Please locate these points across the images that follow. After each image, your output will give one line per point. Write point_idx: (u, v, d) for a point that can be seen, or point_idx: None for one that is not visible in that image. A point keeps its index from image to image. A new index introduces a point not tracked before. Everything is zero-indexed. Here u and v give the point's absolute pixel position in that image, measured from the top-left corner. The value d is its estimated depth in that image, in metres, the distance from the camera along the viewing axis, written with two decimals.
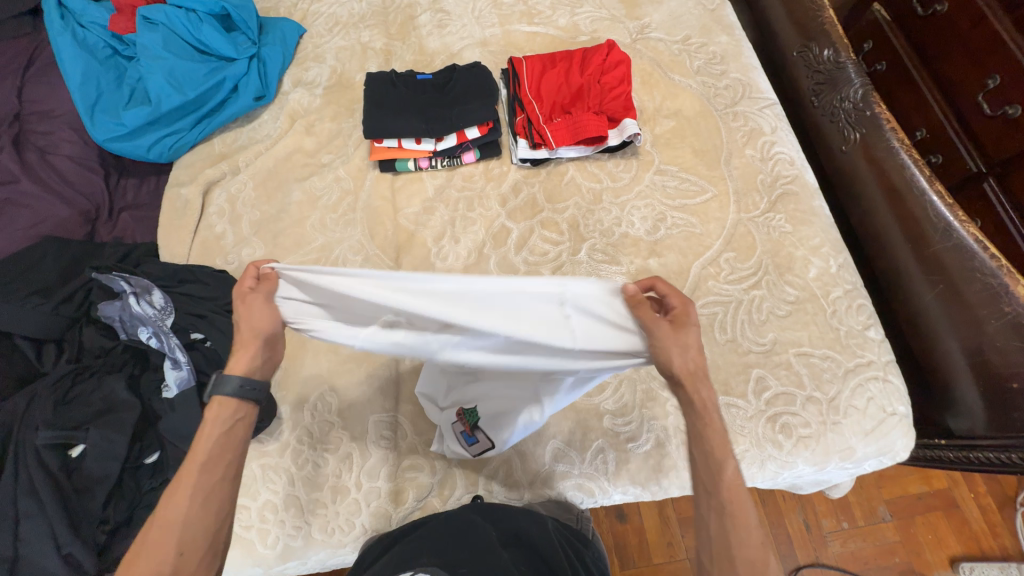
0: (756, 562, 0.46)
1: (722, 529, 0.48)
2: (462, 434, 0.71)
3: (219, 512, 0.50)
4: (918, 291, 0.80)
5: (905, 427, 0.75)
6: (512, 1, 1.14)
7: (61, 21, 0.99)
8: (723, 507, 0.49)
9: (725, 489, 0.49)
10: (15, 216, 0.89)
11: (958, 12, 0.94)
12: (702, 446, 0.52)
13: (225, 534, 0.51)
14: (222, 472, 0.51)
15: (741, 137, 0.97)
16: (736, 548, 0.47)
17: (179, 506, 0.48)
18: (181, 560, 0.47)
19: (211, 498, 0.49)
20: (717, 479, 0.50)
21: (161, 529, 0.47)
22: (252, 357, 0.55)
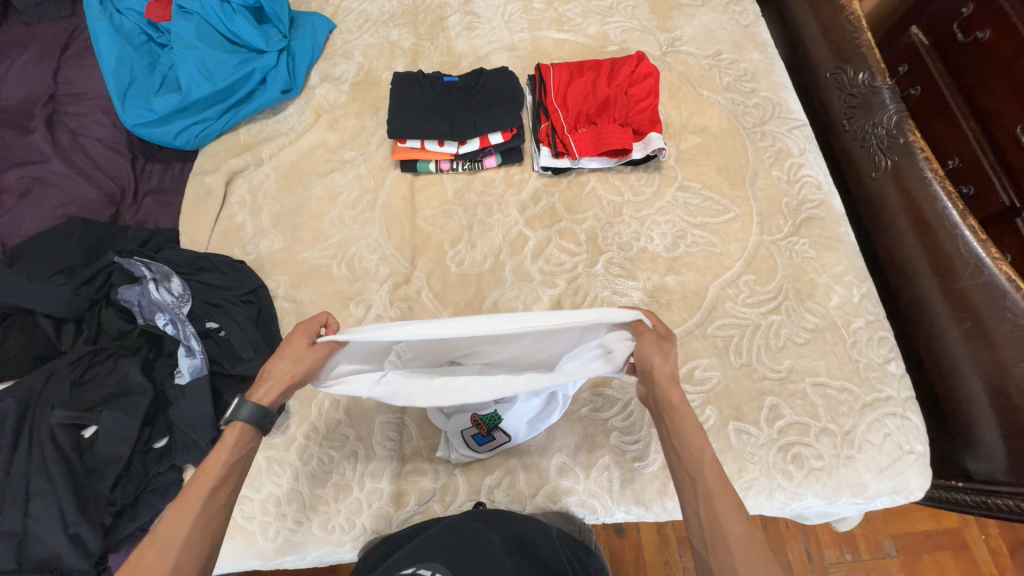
0: (745, 538, 0.45)
1: (709, 513, 0.47)
2: (476, 436, 0.73)
3: (211, 539, 0.50)
4: (944, 327, 0.78)
5: (921, 467, 0.73)
6: (543, 7, 1.14)
7: (100, 7, 1.01)
8: (709, 495, 0.48)
9: (706, 472, 0.49)
10: (44, 195, 0.91)
11: (1000, 40, 0.91)
12: (681, 436, 0.53)
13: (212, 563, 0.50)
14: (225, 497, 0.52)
15: (769, 158, 0.95)
16: (727, 526, 0.46)
17: (180, 527, 0.48)
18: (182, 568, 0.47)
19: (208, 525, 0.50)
20: (698, 469, 0.50)
21: (161, 546, 0.47)
22: (272, 390, 0.57)
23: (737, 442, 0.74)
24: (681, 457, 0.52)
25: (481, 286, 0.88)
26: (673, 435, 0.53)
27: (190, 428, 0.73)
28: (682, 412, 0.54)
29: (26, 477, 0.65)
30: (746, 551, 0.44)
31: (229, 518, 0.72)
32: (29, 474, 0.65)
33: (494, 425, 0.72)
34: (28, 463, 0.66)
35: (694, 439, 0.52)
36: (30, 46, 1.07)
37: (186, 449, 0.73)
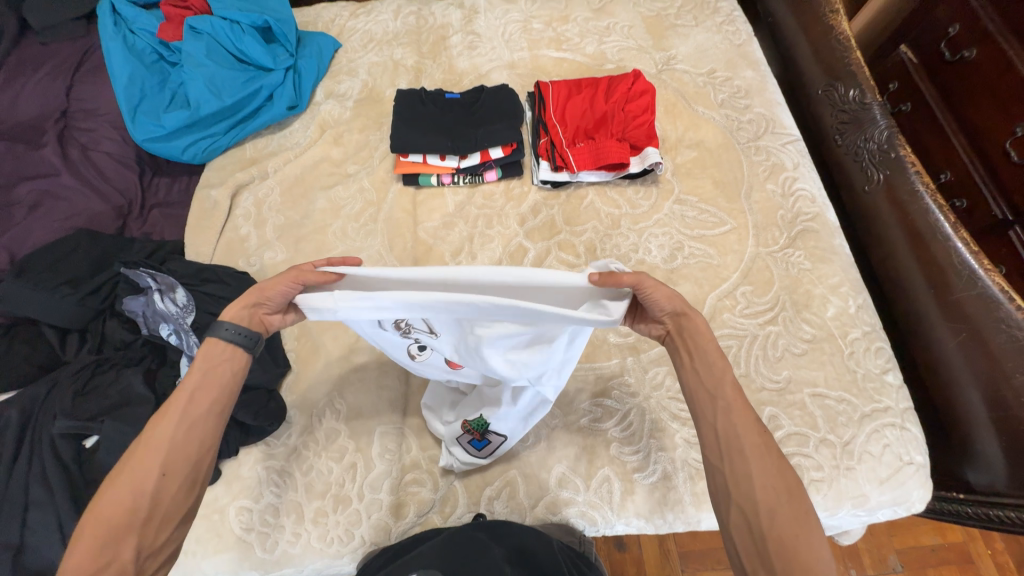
0: (762, 451, 0.49)
1: (730, 428, 0.50)
2: (472, 441, 0.72)
3: (198, 449, 0.49)
4: (940, 338, 0.78)
5: (922, 478, 0.73)
6: (542, 27, 1.17)
7: (114, 27, 1.04)
8: (731, 414, 0.50)
9: (729, 392, 0.51)
10: (53, 208, 0.93)
11: (986, 59, 0.94)
12: (704, 359, 0.53)
13: (207, 465, 0.50)
14: (206, 408, 0.51)
15: (763, 171, 0.97)
16: (746, 441, 0.49)
17: (165, 431, 0.48)
18: (163, 480, 0.47)
19: (194, 432, 0.49)
20: (719, 391, 0.52)
21: (148, 450, 0.48)
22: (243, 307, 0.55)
23: None
24: (701, 380, 0.53)
25: None
26: (695, 357, 0.54)
27: None
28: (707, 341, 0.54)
29: (25, 487, 0.65)
30: (764, 463, 0.48)
31: (227, 529, 0.72)
32: (29, 484, 0.65)
33: (485, 429, 0.70)
34: (28, 473, 0.66)
35: (717, 365, 0.53)
36: (44, 64, 1.11)
37: None
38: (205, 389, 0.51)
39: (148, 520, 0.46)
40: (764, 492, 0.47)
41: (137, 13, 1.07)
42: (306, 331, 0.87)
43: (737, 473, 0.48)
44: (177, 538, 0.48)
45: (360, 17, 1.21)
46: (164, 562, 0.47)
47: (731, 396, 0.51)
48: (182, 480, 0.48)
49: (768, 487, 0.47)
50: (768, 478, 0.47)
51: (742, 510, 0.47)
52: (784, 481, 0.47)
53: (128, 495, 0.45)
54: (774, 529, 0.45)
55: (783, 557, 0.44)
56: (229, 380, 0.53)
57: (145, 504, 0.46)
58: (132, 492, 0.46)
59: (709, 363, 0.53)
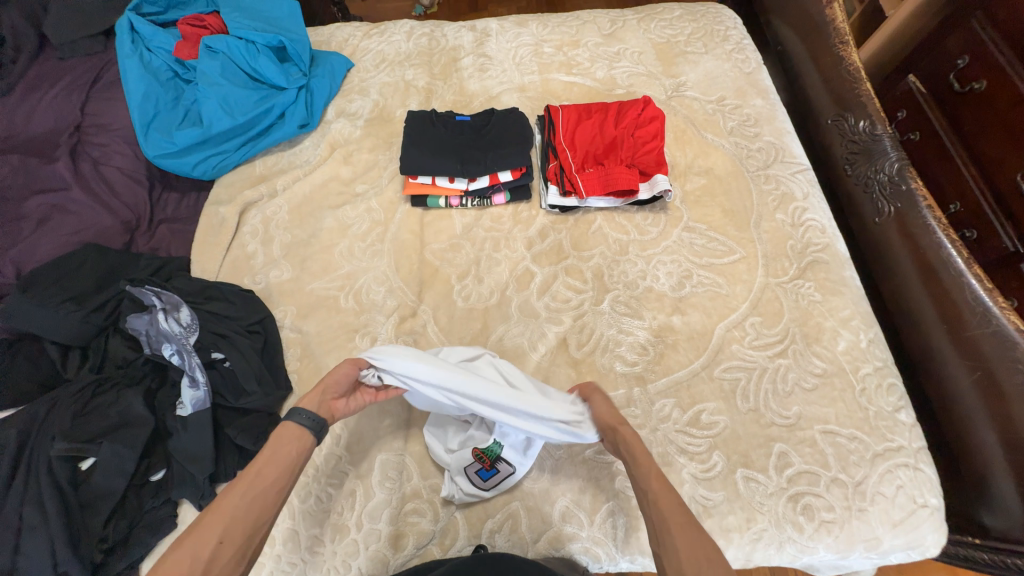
0: (683, 523, 0.51)
1: (656, 512, 0.53)
2: (480, 470, 0.73)
3: (250, 521, 0.51)
4: (954, 375, 0.77)
5: (937, 522, 0.71)
6: (553, 51, 1.18)
7: (131, 46, 1.06)
8: (653, 496, 0.55)
9: (653, 481, 0.56)
10: (62, 221, 0.94)
11: (995, 93, 0.94)
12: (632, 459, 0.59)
13: (260, 537, 0.51)
14: (273, 478, 0.54)
15: (772, 201, 0.97)
16: (669, 518, 0.52)
17: (234, 499, 0.51)
18: (221, 547, 0.48)
19: (257, 501, 0.52)
20: (641, 476, 0.57)
21: (215, 515, 0.50)
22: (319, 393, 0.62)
23: (746, 490, 0.72)
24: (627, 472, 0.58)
25: (486, 321, 0.88)
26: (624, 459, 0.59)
27: (188, 461, 0.72)
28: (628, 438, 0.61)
29: (19, 510, 0.64)
30: (690, 536, 0.51)
31: None
32: (23, 507, 0.64)
33: (496, 457, 0.72)
34: (23, 496, 0.65)
35: (637, 458, 0.58)
36: (60, 79, 1.12)
37: (182, 483, 0.72)
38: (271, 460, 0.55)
39: None
40: (690, 563, 0.48)
41: (154, 31, 1.08)
42: (308, 352, 0.86)
43: (668, 554, 0.50)
44: None
45: (372, 37, 1.23)
46: None
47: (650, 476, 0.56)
48: (236, 549, 0.49)
49: (691, 558, 0.49)
50: (693, 548, 0.49)
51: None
52: (706, 551, 0.49)
53: (186, 557, 0.46)
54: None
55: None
56: (295, 458, 0.56)
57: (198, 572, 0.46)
58: (192, 557, 0.46)
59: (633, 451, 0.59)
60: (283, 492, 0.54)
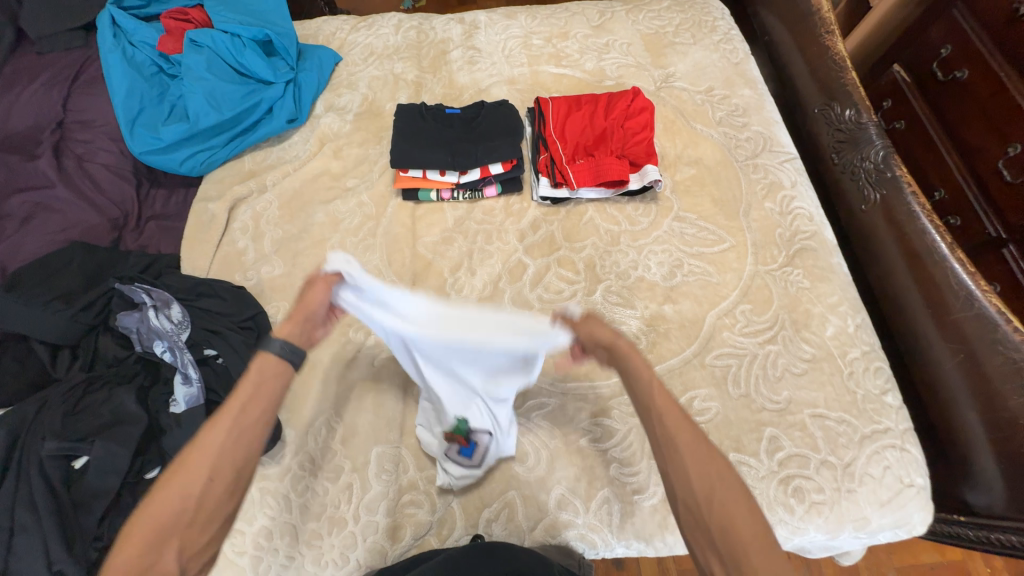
0: (692, 443, 0.50)
1: (662, 429, 0.51)
2: (460, 449, 0.74)
3: (238, 463, 0.50)
4: (938, 358, 0.78)
5: (923, 500, 0.72)
6: (542, 43, 1.18)
7: (114, 40, 1.04)
8: (658, 413, 0.52)
9: (656, 396, 0.53)
10: (47, 220, 0.92)
11: (978, 80, 0.96)
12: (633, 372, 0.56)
13: (250, 470, 0.51)
14: (256, 415, 0.52)
15: (761, 190, 0.98)
16: (676, 436, 0.50)
17: (216, 438, 0.50)
18: (211, 484, 0.48)
19: (242, 439, 0.51)
20: (647, 392, 0.54)
21: (199, 454, 0.49)
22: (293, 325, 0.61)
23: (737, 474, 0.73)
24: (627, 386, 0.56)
25: None
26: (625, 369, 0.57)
27: None
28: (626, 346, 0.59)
29: (11, 511, 0.63)
30: (698, 455, 0.49)
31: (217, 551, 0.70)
32: (14, 508, 0.64)
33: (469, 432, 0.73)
34: (14, 496, 0.64)
35: (642, 372, 0.56)
36: (41, 75, 1.10)
37: None
38: (255, 399, 0.53)
39: (191, 521, 0.47)
40: (701, 486, 0.47)
41: (136, 25, 1.06)
42: None
43: (678, 474, 0.49)
44: (217, 540, 0.49)
45: (360, 30, 1.22)
46: (204, 563, 0.48)
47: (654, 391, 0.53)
48: (226, 485, 0.49)
49: (703, 478, 0.48)
50: (703, 466, 0.48)
51: (688, 508, 0.48)
52: (718, 470, 0.48)
53: (177, 495, 0.47)
54: (716, 515, 0.46)
55: (727, 543, 0.45)
56: (276, 394, 0.55)
57: (190, 507, 0.47)
58: (181, 494, 0.47)
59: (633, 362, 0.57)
60: (266, 430, 0.53)
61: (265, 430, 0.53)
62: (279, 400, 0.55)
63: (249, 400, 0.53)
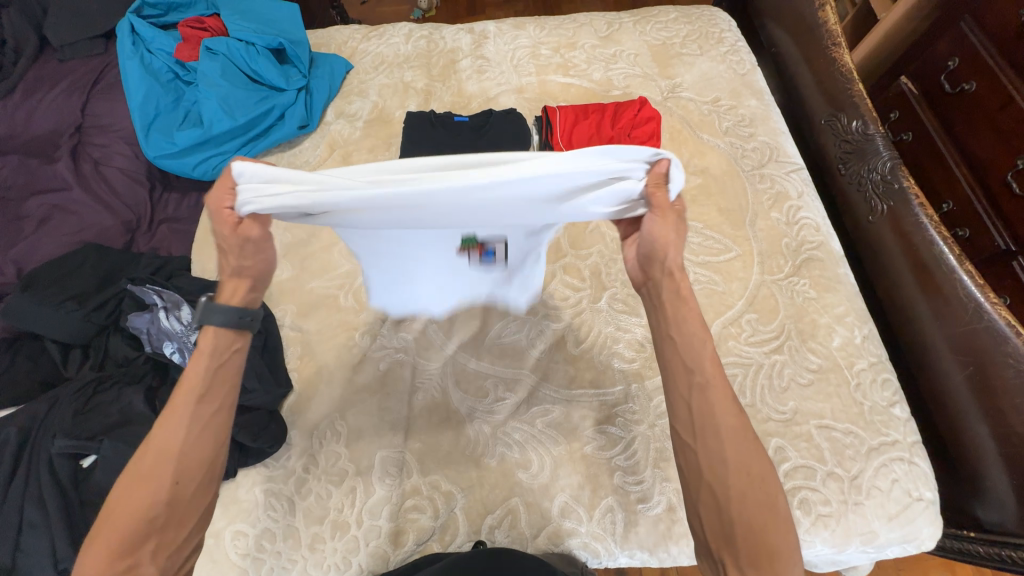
0: (735, 430, 0.49)
1: (704, 404, 0.50)
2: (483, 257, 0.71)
3: (205, 458, 0.50)
4: (947, 372, 0.78)
5: (932, 515, 0.71)
6: (550, 53, 1.20)
7: (132, 48, 1.07)
8: (706, 389, 0.50)
9: (706, 364, 0.51)
10: (63, 222, 0.95)
11: (986, 93, 0.96)
12: (686, 331, 0.52)
13: (216, 464, 0.52)
14: (213, 408, 0.52)
15: (767, 200, 0.98)
16: (720, 419, 0.49)
17: (175, 435, 0.49)
18: (178, 484, 0.48)
19: (203, 435, 0.51)
20: (699, 362, 0.51)
21: (157, 456, 0.48)
22: (247, 289, 0.57)
23: None
24: (674, 340, 0.53)
25: (485, 319, 0.88)
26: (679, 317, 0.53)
27: None
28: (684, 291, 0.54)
29: (20, 509, 0.64)
30: (736, 442, 0.48)
31: (221, 553, 0.70)
32: (23, 506, 0.64)
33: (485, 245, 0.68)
34: (24, 492, 0.65)
35: (694, 336, 0.52)
36: (61, 81, 1.13)
37: None
38: (210, 389, 0.52)
39: (164, 520, 0.47)
40: (735, 474, 0.47)
41: (154, 34, 1.09)
42: (308, 350, 0.87)
43: (710, 454, 0.49)
44: (196, 534, 0.50)
45: (372, 39, 1.24)
46: (187, 557, 0.49)
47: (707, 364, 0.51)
48: (196, 484, 0.50)
49: (739, 468, 0.48)
50: (740, 452, 0.48)
51: (710, 488, 0.48)
52: (754, 464, 0.48)
53: (143, 501, 0.47)
54: (744, 505, 0.46)
55: (744, 529, 0.46)
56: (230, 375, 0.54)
57: (161, 508, 0.47)
58: (147, 499, 0.47)
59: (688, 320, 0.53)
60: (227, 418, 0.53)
61: (225, 421, 0.53)
62: (231, 387, 0.55)
63: (208, 390, 0.52)
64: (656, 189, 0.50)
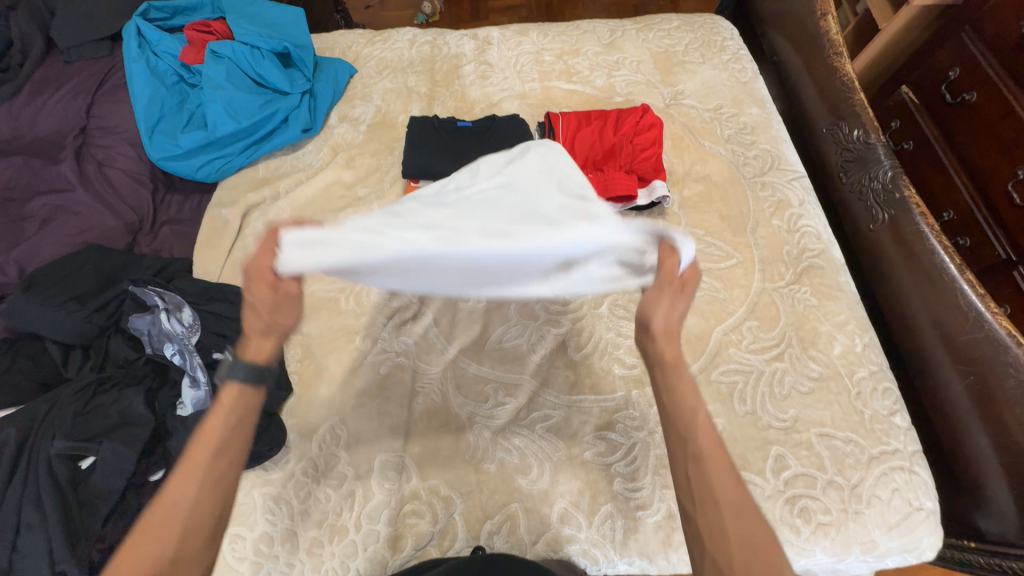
0: (738, 501, 0.45)
1: (700, 476, 0.46)
2: None
3: (211, 524, 0.45)
4: (948, 381, 0.78)
5: (932, 525, 0.71)
6: (553, 60, 1.20)
7: (138, 51, 1.07)
8: (700, 458, 0.46)
9: (700, 435, 0.47)
10: (66, 222, 0.95)
11: (986, 103, 0.96)
12: (675, 397, 0.49)
13: (225, 520, 0.47)
14: (229, 460, 0.46)
15: (769, 207, 0.98)
16: (720, 491, 0.45)
17: (187, 490, 0.44)
18: (184, 543, 0.43)
19: (216, 488, 0.45)
20: (694, 430, 0.47)
21: (165, 512, 0.43)
22: (276, 338, 0.51)
23: None
24: (666, 408, 0.50)
25: (487, 323, 0.89)
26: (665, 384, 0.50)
27: None
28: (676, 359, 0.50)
29: (18, 509, 0.64)
30: (740, 516, 0.44)
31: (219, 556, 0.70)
32: (22, 506, 0.64)
33: None
34: (22, 494, 0.65)
35: (688, 399, 0.49)
36: (66, 83, 1.13)
37: None
38: (230, 436, 0.47)
39: None
40: (741, 551, 0.43)
41: (160, 36, 1.10)
42: (309, 354, 0.87)
43: (712, 530, 0.45)
44: None
45: (376, 44, 1.25)
46: None
47: (703, 433, 0.47)
48: (201, 545, 0.44)
49: (745, 543, 0.43)
50: (740, 526, 0.44)
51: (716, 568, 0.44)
52: (759, 538, 0.44)
53: (148, 562, 0.41)
54: None
55: None
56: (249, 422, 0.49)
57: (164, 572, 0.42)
58: (151, 561, 0.41)
59: (677, 384, 0.49)
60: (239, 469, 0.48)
61: (239, 470, 0.48)
62: (246, 433, 0.48)
63: (228, 440, 0.47)
64: (665, 259, 0.49)
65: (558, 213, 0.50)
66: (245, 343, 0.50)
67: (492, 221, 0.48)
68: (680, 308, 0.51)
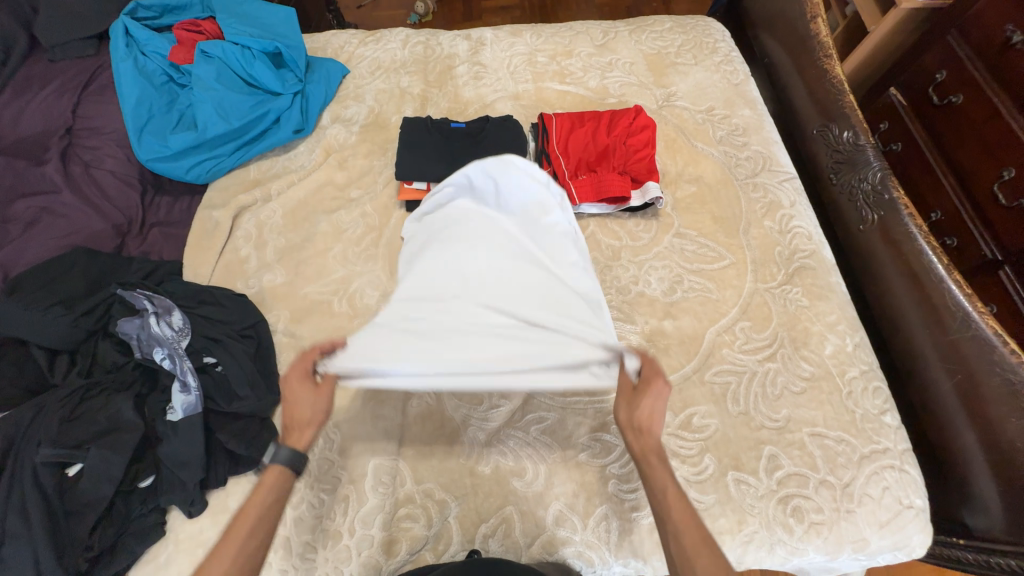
0: (711, 568, 0.51)
1: (680, 548, 0.53)
2: None
3: None
4: (936, 380, 0.79)
5: (922, 522, 0.72)
6: (546, 61, 1.20)
7: (126, 50, 1.06)
8: (677, 532, 0.54)
9: (675, 512, 0.55)
10: (52, 224, 0.92)
11: (972, 105, 0.98)
12: (656, 483, 0.57)
13: None
14: (258, 542, 0.54)
15: (761, 209, 0.99)
16: (694, 560, 0.52)
17: (220, 565, 0.52)
18: None
19: (244, 561, 0.53)
20: (668, 509, 0.55)
21: None
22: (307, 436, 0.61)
23: (736, 493, 0.73)
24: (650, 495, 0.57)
25: None
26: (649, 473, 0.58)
27: (177, 467, 0.71)
28: (655, 454, 0.58)
29: (3, 518, 0.63)
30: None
31: None
32: (7, 515, 0.63)
33: None
34: (7, 503, 0.63)
35: (665, 483, 0.56)
36: (51, 82, 1.11)
37: (172, 489, 0.71)
38: (264, 519, 0.56)
39: None
40: None
41: (148, 35, 1.08)
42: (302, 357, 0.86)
43: None
44: None
45: (369, 44, 1.24)
46: None
47: (676, 510, 0.54)
48: None
49: None
50: None
51: None
52: None
53: None
54: None
55: None
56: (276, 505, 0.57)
57: None
58: None
59: (656, 471, 0.57)
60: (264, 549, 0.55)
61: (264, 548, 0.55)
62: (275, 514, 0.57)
63: (259, 521, 0.55)
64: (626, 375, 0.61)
65: (542, 355, 0.62)
66: (285, 440, 0.61)
67: (489, 359, 0.61)
68: (658, 411, 0.59)
